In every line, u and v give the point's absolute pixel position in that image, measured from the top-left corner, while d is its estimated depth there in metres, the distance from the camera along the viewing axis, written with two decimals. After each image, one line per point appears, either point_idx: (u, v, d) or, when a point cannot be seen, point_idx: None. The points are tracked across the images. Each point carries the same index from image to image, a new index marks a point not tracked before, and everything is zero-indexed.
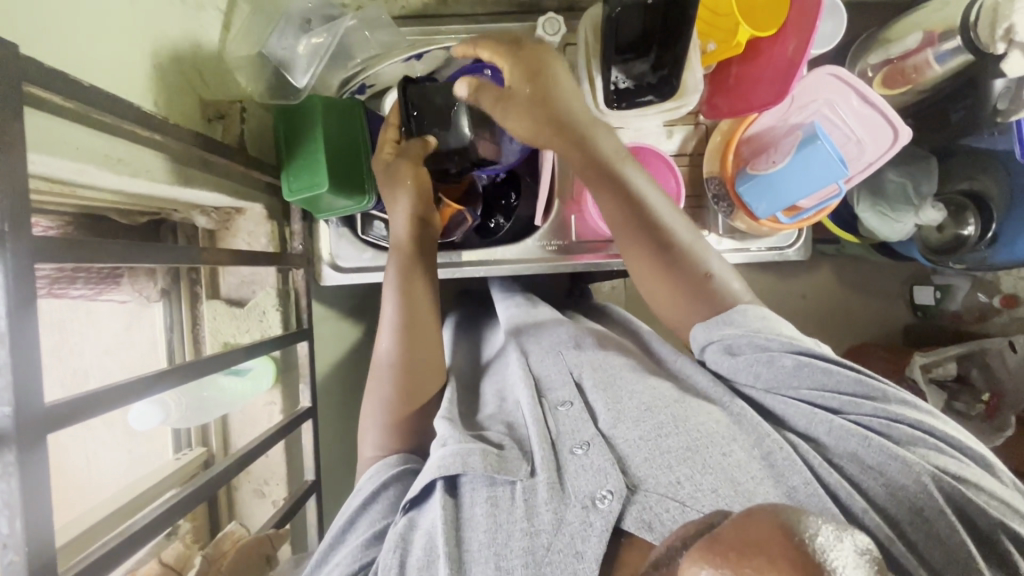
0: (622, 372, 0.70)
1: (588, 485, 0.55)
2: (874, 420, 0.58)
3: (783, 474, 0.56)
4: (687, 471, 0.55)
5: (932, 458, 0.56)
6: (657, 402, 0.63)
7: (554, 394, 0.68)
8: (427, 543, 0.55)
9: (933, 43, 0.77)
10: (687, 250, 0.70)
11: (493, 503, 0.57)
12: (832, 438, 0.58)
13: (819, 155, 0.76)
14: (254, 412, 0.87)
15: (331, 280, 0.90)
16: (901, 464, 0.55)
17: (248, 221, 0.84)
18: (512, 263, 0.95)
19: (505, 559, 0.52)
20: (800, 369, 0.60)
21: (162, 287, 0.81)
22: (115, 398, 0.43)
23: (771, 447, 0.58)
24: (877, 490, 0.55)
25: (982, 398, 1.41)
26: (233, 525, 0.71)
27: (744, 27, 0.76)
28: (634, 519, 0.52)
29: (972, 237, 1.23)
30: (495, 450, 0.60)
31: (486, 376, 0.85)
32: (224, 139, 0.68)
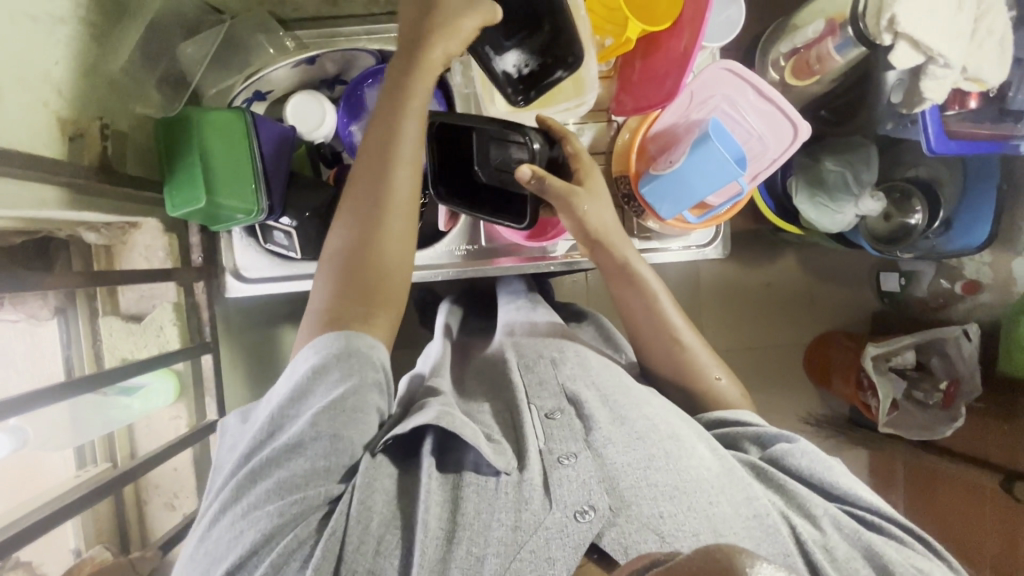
0: (618, 393, 0.69)
1: (572, 496, 0.56)
2: (869, 514, 0.62)
3: (769, 535, 0.56)
4: (672, 509, 0.56)
5: (915, 560, 0.58)
6: (650, 433, 0.62)
7: (542, 400, 0.67)
8: (408, 510, 0.56)
9: (834, 31, 0.74)
10: (688, 347, 0.79)
11: (477, 489, 0.57)
12: (826, 518, 0.60)
13: (714, 155, 0.73)
14: (161, 427, 0.87)
15: (236, 291, 0.88)
16: (882, 562, 0.57)
17: (145, 235, 0.83)
18: (425, 269, 0.93)
19: (478, 545, 0.53)
20: (805, 447, 0.66)
21: (56, 305, 0.80)
22: None
23: (762, 509, 0.58)
24: (858, 572, 0.56)
25: (940, 387, 1.39)
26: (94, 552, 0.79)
27: (635, 23, 0.74)
28: (612, 539, 0.54)
29: (920, 225, 1.21)
30: (494, 439, 0.62)
31: (476, 359, 0.87)
32: (84, 158, 0.68)
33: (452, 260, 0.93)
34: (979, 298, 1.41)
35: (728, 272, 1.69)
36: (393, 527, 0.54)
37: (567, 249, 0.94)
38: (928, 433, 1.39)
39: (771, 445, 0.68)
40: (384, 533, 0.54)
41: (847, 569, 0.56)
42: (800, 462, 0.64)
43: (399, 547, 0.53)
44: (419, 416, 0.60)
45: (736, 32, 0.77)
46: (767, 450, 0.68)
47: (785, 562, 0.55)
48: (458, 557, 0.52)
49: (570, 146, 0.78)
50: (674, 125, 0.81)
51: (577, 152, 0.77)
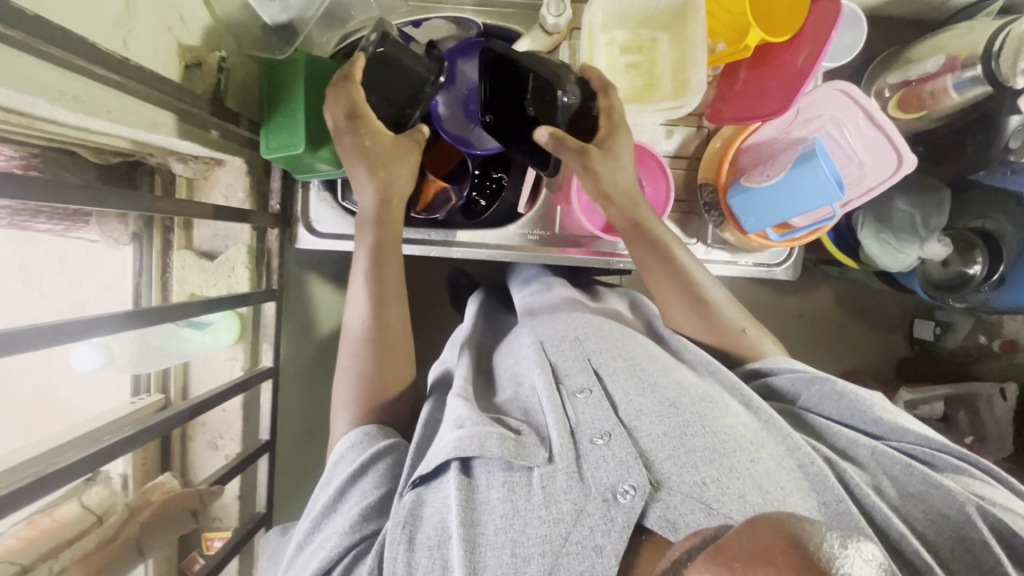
0: (645, 362, 0.68)
1: (609, 479, 0.54)
2: (917, 449, 0.61)
3: (817, 487, 0.56)
4: (713, 474, 0.54)
5: (974, 488, 0.58)
6: (681, 398, 0.62)
7: (571, 378, 0.67)
8: (440, 526, 0.55)
9: (954, 69, 0.73)
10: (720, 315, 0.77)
11: (510, 489, 0.56)
12: (872, 459, 0.61)
13: (814, 175, 0.72)
14: (216, 367, 0.87)
15: (306, 244, 0.86)
16: (941, 492, 0.56)
17: (228, 173, 0.83)
18: (492, 249, 0.93)
19: (521, 545, 0.51)
20: (840, 397, 0.65)
21: (134, 230, 0.80)
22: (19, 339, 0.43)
23: (806, 459, 0.58)
24: (913, 509, 0.56)
25: (964, 442, 1.37)
26: (162, 478, 0.79)
27: (756, 31, 0.72)
28: (658, 517, 0.52)
29: (977, 277, 1.18)
30: (513, 435, 0.59)
31: (501, 347, 0.84)
32: (201, 87, 0.68)
33: (523, 243, 0.93)
34: (1014, 359, 1.41)
35: (765, 296, 1.68)
36: (425, 550, 0.53)
37: None
38: None
39: (802, 398, 0.69)
40: (415, 558, 0.53)
41: (904, 509, 0.56)
42: (836, 404, 0.65)
43: (435, 570, 0.52)
44: (436, 452, 0.58)
45: (849, 57, 0.77)
46: (801, 402, 0.69)
47: (837, 511, 0.54)
48: (501, 562, 0.51)
49: (609, 99, 0.73)
50: (773, 140, 0.80)
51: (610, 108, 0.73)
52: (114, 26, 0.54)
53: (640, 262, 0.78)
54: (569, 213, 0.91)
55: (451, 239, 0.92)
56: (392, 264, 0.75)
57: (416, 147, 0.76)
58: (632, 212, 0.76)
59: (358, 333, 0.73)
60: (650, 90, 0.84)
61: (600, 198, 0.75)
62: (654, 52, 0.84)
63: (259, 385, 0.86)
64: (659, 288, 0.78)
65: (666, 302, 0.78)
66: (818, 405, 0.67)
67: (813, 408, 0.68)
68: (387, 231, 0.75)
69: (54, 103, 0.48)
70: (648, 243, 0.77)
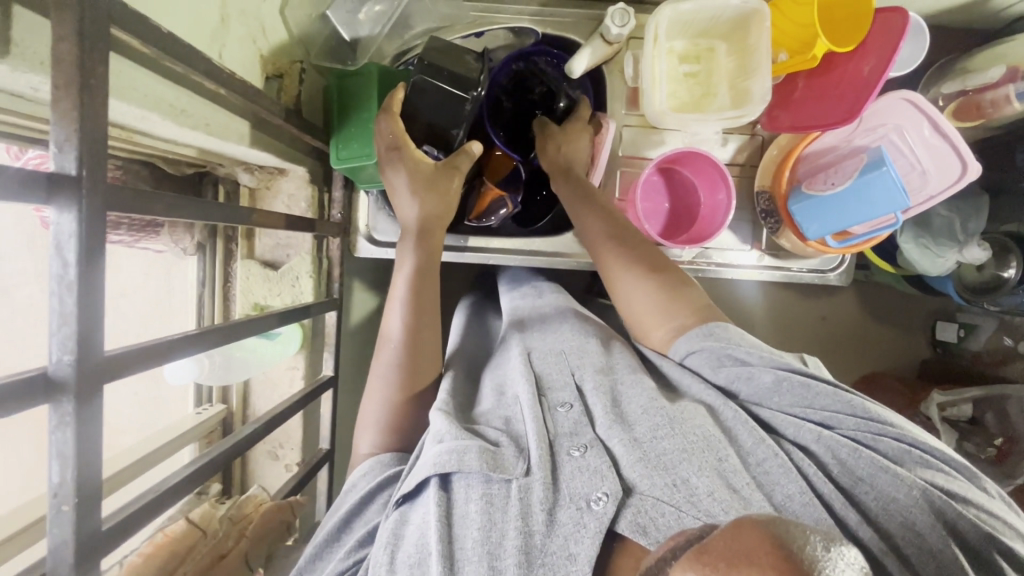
0: (624, 374, 0.69)
1: (583, 488, 0.55)
2: (861, 433, 0.58)
3: (779, 485, 0.55)
4: (685, 473, 0.54)
5: (925, 473, 0.55)
6: (653, 407, 0.62)
7: (553, 392, 0.67)
8: (420, 543, 0.54)
9: (1016, 78, 0.74)
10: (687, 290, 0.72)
11: (488, 502, 0.55)
12: (820, 446, 0.58)
13: (881, 182, 0.73)
14: (276, 377, 0.87)
15: (365, 252, 0.87)
16: (891, 476, 0.54)
17: (290, 183, 0.83)
18: (549, 256, 0.93)
19: (497, 556, 0.51)
20: (780, 384, 0.61)
21: (199, 240, 0.80)
22: (160, 353, 0.42)
23: (766, 455, 0.57)
24: (871, 500, 0.55)
25: (993, 443, 1.37)
26: (256, 490, 0.78)
27: (824, 40, 0.72)
28: (629, 521, 0.51)
29: (1011, 281, 1.18)
30: (491, 447, 0.59)
31: (490, 363, 0.81)
32: (283, 99, 0.70)
33: (581, 251, 0.93)
34: None
35: (792, 300, 1.69)
36: (404, 568, 0.52)
37: (691, 256, 0.92)
38: None
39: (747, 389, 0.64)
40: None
41: (868, 503, 0.55)
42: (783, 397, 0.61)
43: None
44: (418, 469, 0.59)
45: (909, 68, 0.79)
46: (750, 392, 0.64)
47: (807, 507, 0.53)
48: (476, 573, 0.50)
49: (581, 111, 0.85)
50: (834, 148, 0.81)
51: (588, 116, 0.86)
52: (211, 38, 0.55)
53: (583, 226, 0.79)
54: None
55: (466, 246, 0.92)
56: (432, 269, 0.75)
57: (457, 173, 0.74)
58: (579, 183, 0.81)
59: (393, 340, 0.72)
60: (707, 98, 0.85)
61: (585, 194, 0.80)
62: (712, 62, 0.85)
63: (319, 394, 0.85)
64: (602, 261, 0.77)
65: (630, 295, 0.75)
66: (765, 398, 0.62)
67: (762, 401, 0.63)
68: (428, 256, 0.74)
69: (164, 117, 0.48)
70: (588, 206, 0.78)
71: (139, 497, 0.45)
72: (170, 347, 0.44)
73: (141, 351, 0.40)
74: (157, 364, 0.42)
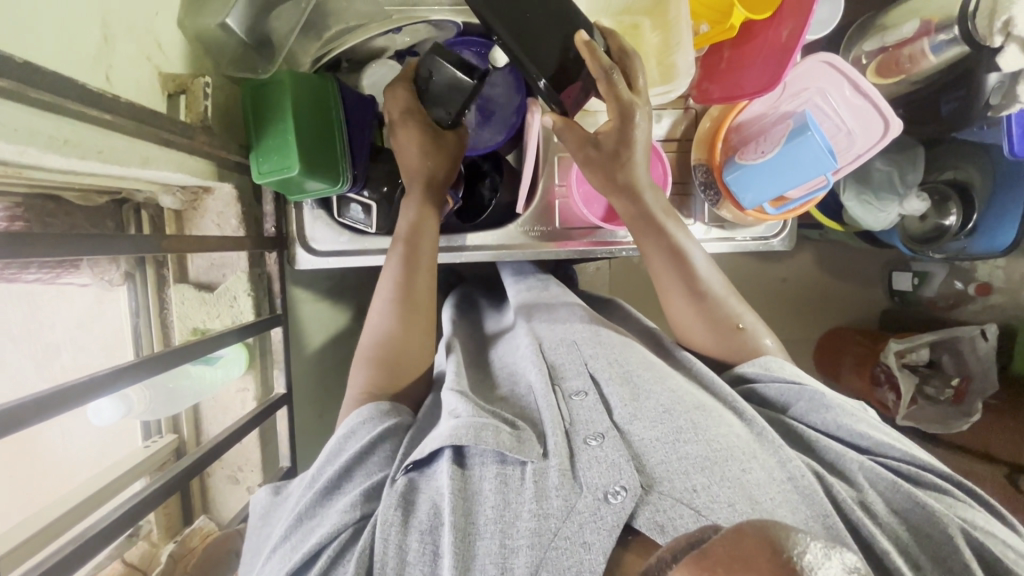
0: (638, 368, 0.69)
1: (602, 479, 0.55)
2: (903, 466, 0.62)
3: (807, 498, 0.56)
4: (704, 481, 0.55)
5: (959, 510, 0.58)
6: (676, 406, 0.63)
7: (567, 381, 0.68)
8: (433, 510, 0.56)
9: (929, 32, 0.74)
10: (720, 300, 0.76)
11: (502, 481, 0.57)
12: (860, 474, 0.61)
13: (807, 146, 0.74)
14: (227, 400, 0.85)
15: (305, 264, 0.85)
16: (925, 512, 0.56)
17: (217, 201, 0.79)
18: (495, 246, 0.92)
19: (509, 537, 0.52)
20: (831, 405, 0.66)
21: (126, 270, 0.77)
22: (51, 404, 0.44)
23: (795, 472, 0.59)
24: (897, 525, 0.56)
25: (952, 384, 1.42)
26: (200, 523, 0.81)
27: (739, 10, 0.73)
28: (647, 519, 0.53)
29: (953, 228, 1.23)
30: (510, 429, 0.61)
31: (501, 346, 0.87)
32: (187, 118, 0.64)
33: (525, 241, 0.92)
34: (989, 300, 1.45)
35: (753, 265, 1.70)
36: (417, 534, 0.54)
37: None
38: (943, 428, 1.44)
39: (794, 408, 0.69)
40: (407, 542, 0.53)
41: (887, 523, 0.57)
42: (823, 418, 0.66)
43: (426, 554, 0.53)
44: (432, 438, 0.60)
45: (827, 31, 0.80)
46: (791, 412, 0.69)
47: (826, 526, 0.54)
48: (489, 551, 0.51)
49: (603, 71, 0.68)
50: (762, 116, 0.82)
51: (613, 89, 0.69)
52: (93, 61, 0.52)
53: (644, 249, 0.77)
54: (569, 205, 0.91)
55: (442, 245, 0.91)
56: (422, 274, 0.78)
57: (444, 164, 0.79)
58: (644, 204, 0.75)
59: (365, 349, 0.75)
60: None
61: (615, 188, 0.75)
62: (638, 39, 0.85)
63: (274, 413, 0.84)
64: (662, 286, 0.78)
65: (661, 286, 0.78)
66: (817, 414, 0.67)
67: (803, 419, 0.68)
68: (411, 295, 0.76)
69: (46, 150, 0.46)
70: (649, 226, 0.76)
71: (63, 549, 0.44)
72: (63, 396, 0.44)
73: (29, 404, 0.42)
74: (53, 415, 0.44)
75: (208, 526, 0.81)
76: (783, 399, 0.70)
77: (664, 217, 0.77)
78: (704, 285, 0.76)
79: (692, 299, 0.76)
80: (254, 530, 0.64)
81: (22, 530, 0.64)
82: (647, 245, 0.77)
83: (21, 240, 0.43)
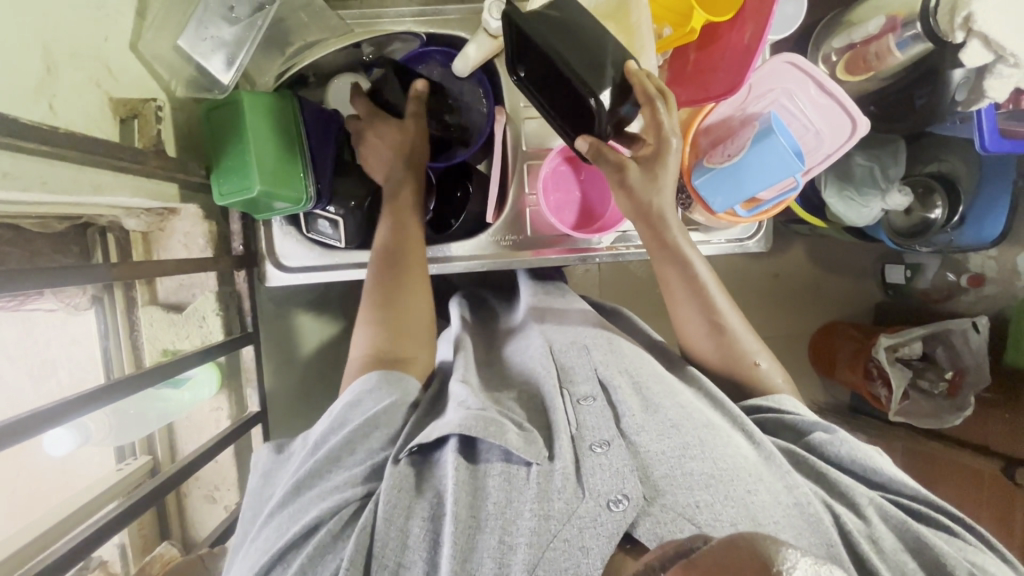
0: (651, 381, 0.68)
1: (605, 486, 0.55)
2: (914, 506, 0.61)
3: (813, 526, 0.55)
4: (708, 498, 0.55)
5: (969, 554, 0.57)
6: (684, 421, 0.62)
7: (576, 385, 0.66)
8: (437, 498, 0.56)
9: (896, 28, 0.72)
10: (734, 335, 0.75)
11: (507, 479, 0.56)
12: (871, 508, 0.60)
13: (774, 150, 0.73)
14: (201, 419, 0.86)
15: (276, 280, 0.85)
16: (933, 552, 0.56)
17: (184, 221, 0.79)
18: (465, 261, 0.90)
19: (510, 534, 0.52)
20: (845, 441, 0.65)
21: (93, 294, 0.78)
22: (13, 433, 0.44)
23: (803, 498, 0.58)
24: (907, 563, 0.56)
25: (945, 377, 1.41)
26: (161, 549, 0.80)
27: (700, 12, 0.72)
28: (648, 530, 0.53)
29: (939, 220, 1.21)
30: (520, 429, 0.60)
31: (510, 341, 0.83)
32: (140, 143, 0.65)
33: (497, 250, 0.90)
34: (982, 292, 1.42)
35: (745, 262, 1.68)
36: (419, 520, 0.54)
37: (611, 242, 0.91)
38: (934, 422, 1.42)
39: (808, 436, 0.67)
40: (409, 526, 0.53)
41: (894, 559, 0.56)
42: (837, 450, 0.65)
43: (426, 540, 0.53)
44: (439, 426, 0.58)
45: (794, 28, 0.79)
46: (804, 439, 0.67)
47: (829, 554, 0.53)
48: (489, 545, 0.51)
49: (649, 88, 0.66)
50: (730, 118, 0.80)
51: (655, 124, 0.67)
52: (37, 93, 0.52)
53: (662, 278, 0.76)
54: (540, 213, 0.89)
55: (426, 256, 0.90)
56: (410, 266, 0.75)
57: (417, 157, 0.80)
58: (661, 231, 0.73)
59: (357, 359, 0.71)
60: None
61: (638, 216, 0.73)
62: None
63: (248, 431, 0.84)
64: (674, 305, 0.77)
65: (670, 298, 0.77)
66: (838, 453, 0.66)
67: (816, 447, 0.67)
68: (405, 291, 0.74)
69: None
70: (670, 254, 0.74)
71: None
72: (21, 426, 0.45)
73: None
74: (15, 443, 0.44)
75: (170, 552, 0.80)
76: (800, 424, 0.68)
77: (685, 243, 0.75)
78: (718, 313, 0.75)
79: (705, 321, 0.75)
80: (254, 487, 0.63)
81: None
82: (662, 268, 0.75)
83: None
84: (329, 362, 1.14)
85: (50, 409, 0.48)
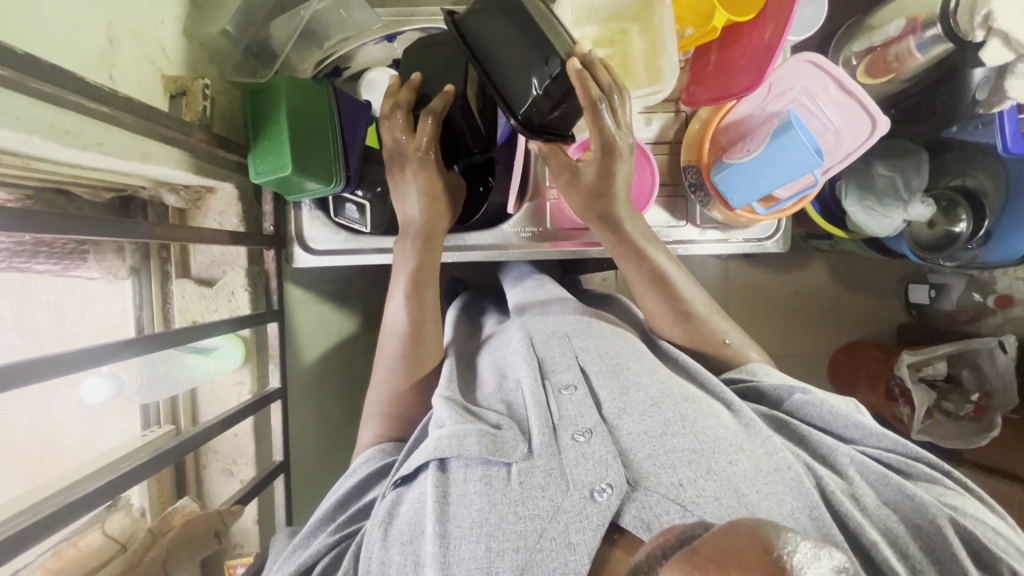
0: (630, 361, 0.68)
1: (588, 476, 0.54)
2: (893, 456, 0.61)
3: (796, 490, 0.54)
4: (690, 475, 0.54)
5: (948, 498, 0.58)
6: (665, 398, 0.62)
7: (557, 374, 0.67)
8: (412, 522, 0.56)
9: (915, 30, 0.74)
10: (706, 321, 0.79)
11: (487, 483, 0.56)
12: (851, 467, 0.59)
13: (794, 145, 0.73)
14: (223, 392, 0.89)
15: (302, 262, 0.89)
16: (915, 503, 0.55)
17: (219, 200, 0.83)
18: (486, 249, 0.93)
19: (496, 540, 0.51)
20: (819, 405, 0.66)
21: (131, 264, 0.82)
22: (53, 366, 0.47)
23: (782, 463, 0.57)
24: (887, 517, 0.55)
25: (971, 399, 1.36)
26: (182, 502, 0.83)
27: (722, 12, 0.74)
28: (633, 516, 0.52)
29: (964, 234, 1.17)
30: (492, 430, 0.60)
31: (484, 349, 0.84)
32: (187, 116, 0.69)
33: (517, 241, 0.92)
34: (1010, 313, 1.38)
35: (764, 275, 1.67)
36: (398, 546, 0.55)
37: None
38: (957, 443, 1.38)
39: (789, 400, 0.68)
40: (389, 555, 0.54)
41: (878, 515, 0.55)
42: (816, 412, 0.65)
43: (407, 564, 0.53)
44: (418, 454, 0.60)
45: (812, 31, 0.81)
46: (785, 405, 0.69)
47: (812, 519, 0.52)
48: (475, 556, 0.51)
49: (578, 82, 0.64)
50: (749, 116, 0.83)
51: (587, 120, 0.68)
52: (101, 62, 0.57)
53: (630, 278, 0.80)
54: (560, 206, 0.91)
55: None
56: (430, 265, 0.80)
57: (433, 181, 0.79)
58: (628, 234, 0.78)
59: (397, 326, 0.79)
60: (625, 82, 0.86)
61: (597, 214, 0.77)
62: (626, 44, 0.86)
63: (267, 406, 0.86)
64: (648, 310, 0.80)
65: (641, 297, 0.80)
66: (820, 418, 0.66)
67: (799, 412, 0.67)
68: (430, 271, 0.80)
69: (44, 137, 0.50)
70: (632, 253, 0.78)
71: (20, 525, 0.48)
72: (69, 360, 0.49)
73: (26, 366, 0.45)
74: (60, 374, 0.48)
75: (191, 506, 0.83)
76: (776, 391, 0.69)
77: (646, 245, 0.79)
78: (686, 307, 0.78)
79: (676, 312, 0.78)
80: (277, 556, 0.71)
81: (27, 498, 0.68)
82: (624, 266, 0.80)
83: (37, 216, 0.47)
84: (349, 354, 1.16)
85: (89, 350, 0.51)
